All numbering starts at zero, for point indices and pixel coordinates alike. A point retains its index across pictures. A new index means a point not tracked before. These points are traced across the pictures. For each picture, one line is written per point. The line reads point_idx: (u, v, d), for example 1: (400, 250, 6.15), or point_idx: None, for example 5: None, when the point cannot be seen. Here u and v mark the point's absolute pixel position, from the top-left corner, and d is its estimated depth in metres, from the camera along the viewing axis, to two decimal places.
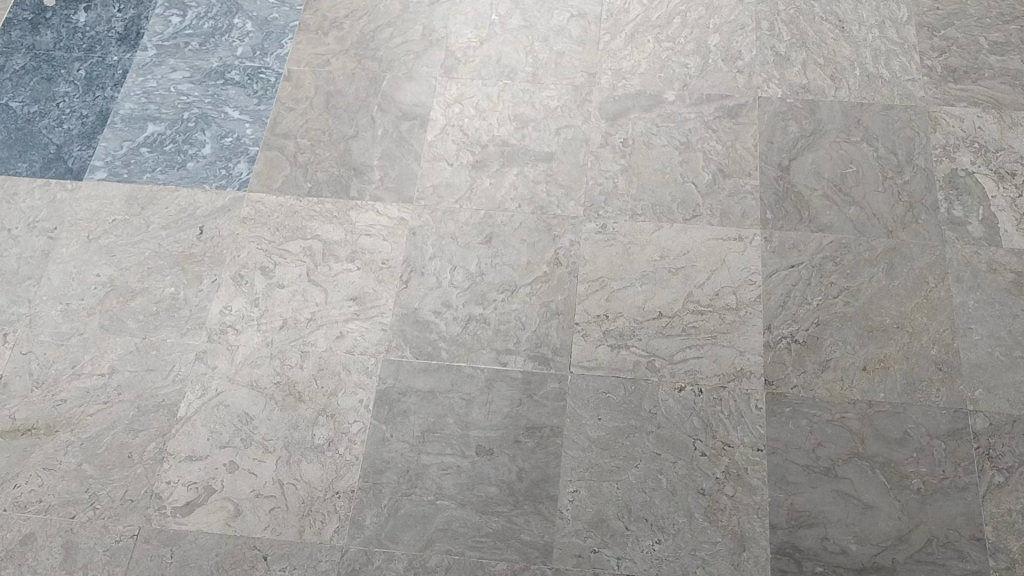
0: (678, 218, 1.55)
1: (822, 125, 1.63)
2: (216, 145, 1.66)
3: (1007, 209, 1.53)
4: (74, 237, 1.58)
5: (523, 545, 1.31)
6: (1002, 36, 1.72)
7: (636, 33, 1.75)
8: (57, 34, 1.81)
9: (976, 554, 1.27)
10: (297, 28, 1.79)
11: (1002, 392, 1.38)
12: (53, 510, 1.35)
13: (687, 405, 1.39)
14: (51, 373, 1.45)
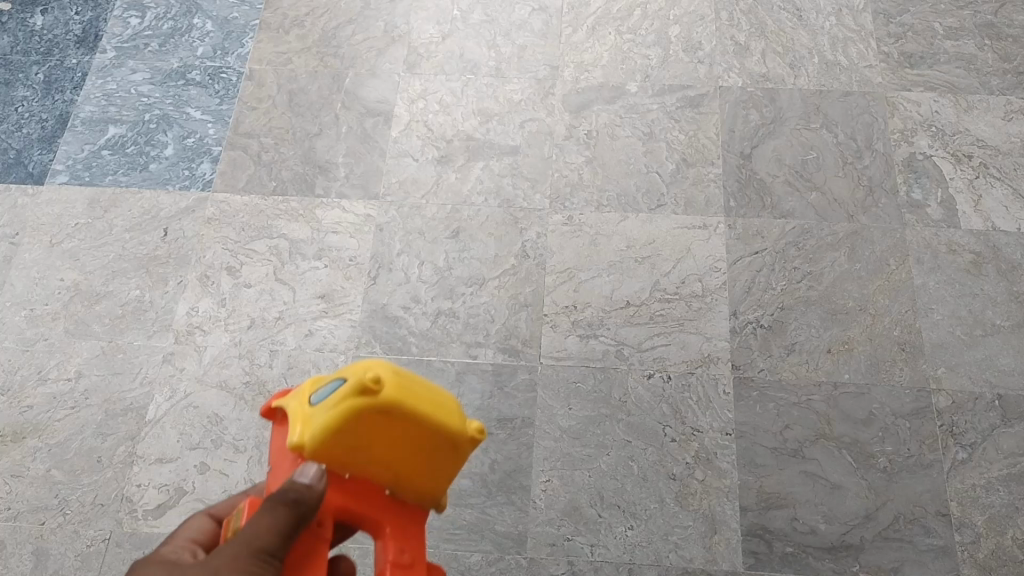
0: (643, 208, 1.56)
1: (783, 113, 1.65)
2: (179, 146, 1.65)
3: (964, 191, 1.56)
4: (37, 242, 1.56)
5: (497, 535, 1.31)
6: (956, 21, 1.75)
7: (598, 26, 1.76)
8: (14, 38, 1.79)
9: (942, 529, 1.30)
10: (258, 27, 1.78)
11: (963, 370, 1.40)
12: (22, 517, 1.33)
13: (656, 393, 1.41)
14: (17, 380, 1.44)
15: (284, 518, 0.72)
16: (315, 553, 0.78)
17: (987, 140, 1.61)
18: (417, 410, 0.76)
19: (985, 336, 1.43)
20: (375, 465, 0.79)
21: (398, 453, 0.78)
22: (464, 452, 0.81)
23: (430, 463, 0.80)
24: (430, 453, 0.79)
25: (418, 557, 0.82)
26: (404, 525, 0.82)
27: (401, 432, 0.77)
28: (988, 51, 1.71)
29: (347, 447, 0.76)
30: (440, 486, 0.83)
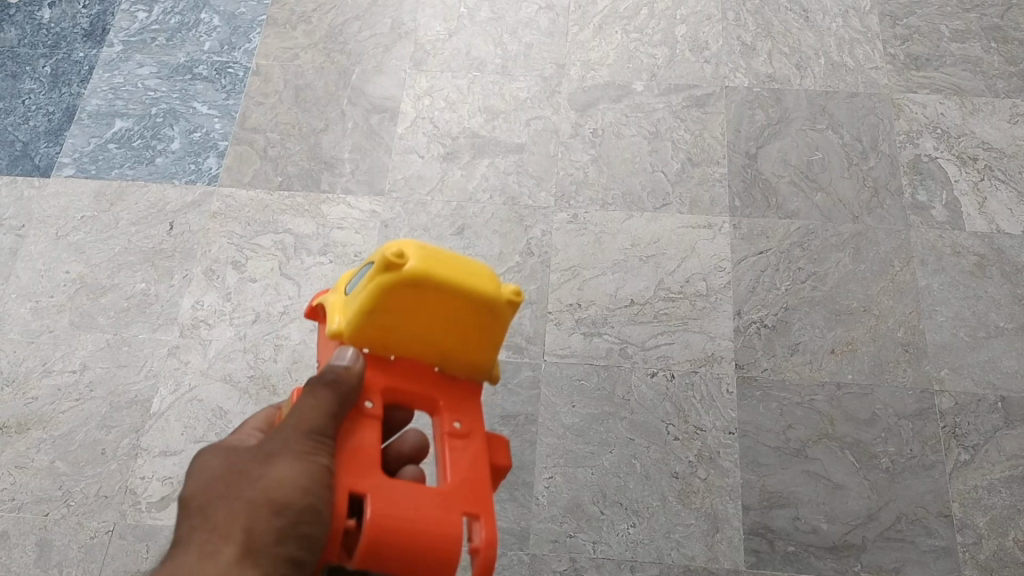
0: (648, 207, 1.56)
1: (788, 113, 1.65)
2: (185, 140, 1.65)
3: (969, 193, 1.56)
4: (43, 234, 1.56)
5: (499, 531, 1.32)
6: (962, 24, 1.75)
7: (604, 25, 1.76)
8: (21, 31, 1.79)
9: (944, 530, 1.30)
10: (265, 23, 1.79)
11: (966, 372, 1.41)
12: (26, 508, 1.34)
13: (660, 391, 1.41)
14: (22, 371, 1.44)
15: (329, 398, 0.80)
16: (367, 428, 0.82)
17: (992, 142, 1.61)
18: (439, 278, 0.82)
19: (988, 338, 1.43)
20: (415, 341, 0.86)
21: (432, 325, 0.85)
22: (502, 315, 0.85)
23: (468, 332, 0.86)
24: (466, 322, 0.85)
25: (475, 425, 0.87)
26: (457, 399, 0.88)
27: (428, 303, 0.83)
28: (995, 54, 1.71)
29: (382, 325, 0.85)
30: (489, 355, 0.88)
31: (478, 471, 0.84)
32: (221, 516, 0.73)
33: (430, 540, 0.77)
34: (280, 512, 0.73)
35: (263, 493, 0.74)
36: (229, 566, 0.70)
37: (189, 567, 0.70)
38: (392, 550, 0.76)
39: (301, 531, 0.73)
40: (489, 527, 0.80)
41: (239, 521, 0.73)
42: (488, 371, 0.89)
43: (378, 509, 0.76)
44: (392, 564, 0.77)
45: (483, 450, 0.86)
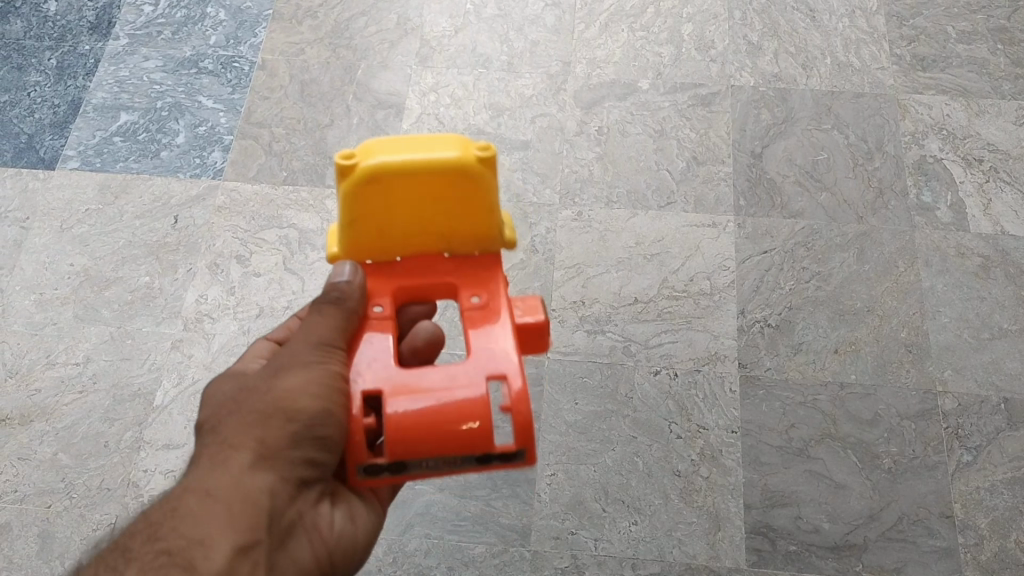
0: (652, 206, 1.56)
1: (794, 113, 1.65)
2: (190, 134, 1.65)
3: (974, 195, 1.56)
4: (47, 227, 1.57)
5: (501, 528, 1.32)
6: (969, 26, 1.75)
7: (611, 22, 1.76)
8: (27, 23, 1.80)
9: (946, 531, 1.30)
10: (271, 17, 1.79)
11: (970, 373, 1.41)
12: (28, 500, 1.34)
13: (663, 389, 1.41)
14: (26, 363, 1.44)
15: (335, 315, 0.82)
16: (379, 330, 0.85)
17: (998, 144, 1.61)
18: (407, 162, 0.84)
19: (992, 339, 1.43)
20: (413, 234, 0.88)
21: (423, 208, 0.87)
22: (483, 176, 0.86)
23: (461, 204, 0.87)
24: (453, 193, 0.86)
25: (501, 295, 0.87)
26: (477, 278, 0.89)
27: (407, 189, 0.85)
28: (1001, 55, 1.71)
29: (373, 230, 0.88)
30: (491, 222, 0.89)
31: (505, 336, 0.83)
32: (232, 427, 0.76)
33: (455, 408, 0.76)
34: (291, 417, 0.76)
35: (274, 402, 0.77)
36: (245, 472, 0.73)
37: (204, 480, 0.72)
38: (417, 428, 0.76)
39: (316, 432, 0.76)
40: (518, 380, 0.79)
41: (251, 429, 0.76)
42: (499, 239, 0.90)
43: (396, 395, 0.78)
44: (421, 442, 0.76)
45: (510, 317, 0.85)
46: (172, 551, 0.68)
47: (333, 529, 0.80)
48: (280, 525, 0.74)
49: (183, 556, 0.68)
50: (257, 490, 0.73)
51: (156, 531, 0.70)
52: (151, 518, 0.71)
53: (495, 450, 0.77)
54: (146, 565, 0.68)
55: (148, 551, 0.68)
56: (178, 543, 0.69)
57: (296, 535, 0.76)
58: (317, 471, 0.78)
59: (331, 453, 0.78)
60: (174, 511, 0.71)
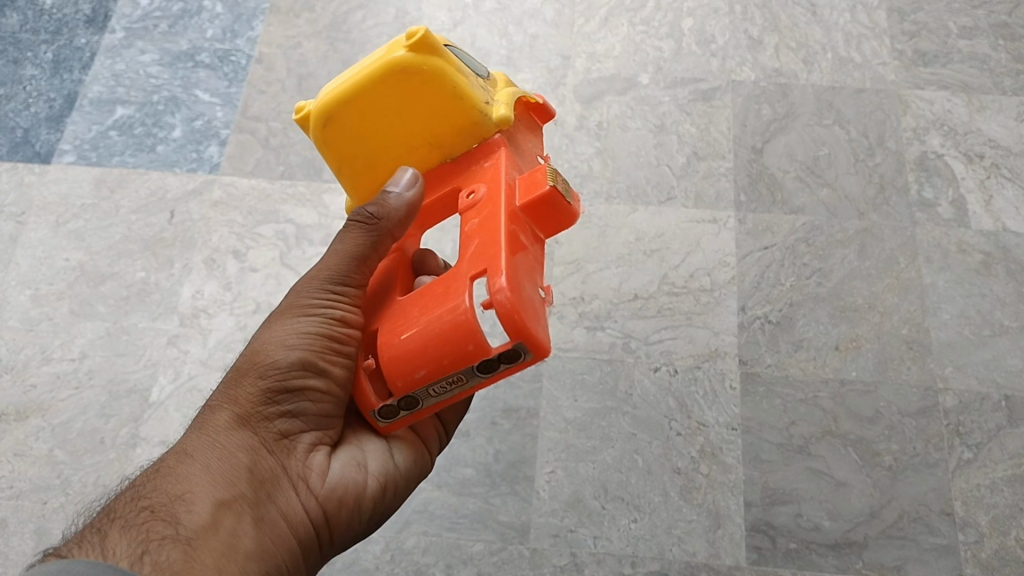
0: (652, 201, 1.55)
1: (795, 108, 1.64)
2: (187, 128, 1.64)
3: (975, 191, 1.55)
4: (43, 221, 1.56)
5: (500, 525, 1.31)
6: (970, 20, 1.73)
7: (611, 16, 1.75)
8: (23, 17, 1.78)
9: (946, 528, 1.29)
10: (268, 10, 1.77)
11: (971, 370, 1.40)
12: (23, 496, 1.33)
13: (663, 386, 1.40)
14: (21, 359, 1.43)
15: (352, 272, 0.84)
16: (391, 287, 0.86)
17: (999, 140, 1.60)
18: (348, 87, 0.81)
19: (993, 337, 1.42)
20: (400, 156, 0.85)
21: (391, 125, 0.83)
22: (424, 64, 0.79)
23: (423, 103, 0.82)
24: (406, 96, 0.81)
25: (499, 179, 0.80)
26: (477, 174, 0.83)
27: (365, 112, 0.82)
28: (1002, 51, 1.70)
29: (360, 168, 0.86)
30: (461, 106, 0.81)
31: (498, 221, 0.76)
32: (217, 393, 0.83)
33: (437, 332, 0.73)
34: (264, 375, 0.81)
35: (250, 359, 0.83)
36: (223, 431, 0.79)
37: (188, 442, 0.78)
38: (408, 358, 0.75)
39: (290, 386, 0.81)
40: (498, 273, 0.71)
41: (233, 391, 0.82)
42: (485, 120, 0.83)
43: (393, 327, 0.77)
44: (417, 369, 0.75)
45: (506, 199, 0.78)
46: (155, 506, 0.72)
47: (327, 482, 0.83)
48: (263, 476, 0.79)
49: (167, 509, 0.72)
50: (234, 446, 0.78)
51: (140, 491, 0.74)
52: (137, 482, 0.75)
53: (496, 353, 0.72)
54: (130, 521, 0.70)
55: (133, 509, 0.72)
56: (162, 497, 0.73)
57: (284, 488, 0.80)
58: (299, 424, 0.83)
59: (312, 404, 0.82)
60: (157, 472, 0.75)
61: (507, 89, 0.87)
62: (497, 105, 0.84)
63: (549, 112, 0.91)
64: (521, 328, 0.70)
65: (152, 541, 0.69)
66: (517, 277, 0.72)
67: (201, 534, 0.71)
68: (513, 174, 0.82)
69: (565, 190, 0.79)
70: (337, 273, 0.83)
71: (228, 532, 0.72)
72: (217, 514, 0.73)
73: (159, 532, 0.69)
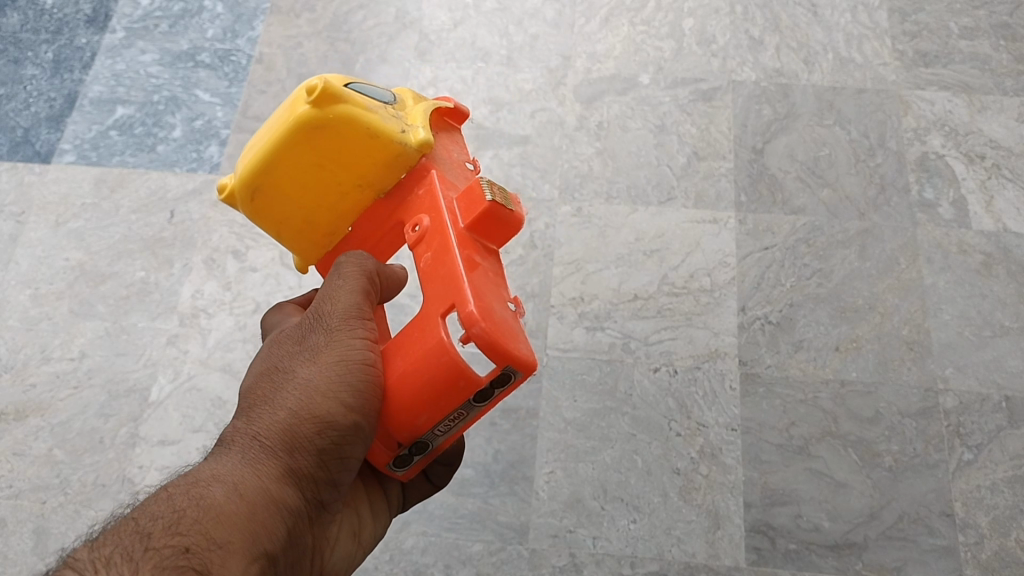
0: (652, 201, 1.55)
1: (796, 109, 1.64)
2: (187, 128, 1.64)
3: (976, 192, 1.55)
4: (43, 221, 1.56)
5: (499, 526, 1.31)
6: (971, 21, 1.73)
7: (611, 16, 1.75)
8: (24, 17, 1.78)
9: (946, 529, 1.29)
10: (268, 10, 1.77)
11: (972, 371, 1.39)
12: (23, 496, 1.33)
13: (662, 386, 1.40)
14: (21, 358, 1.43)
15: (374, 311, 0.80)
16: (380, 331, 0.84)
17: (1000, 141, 1.60)
18: (262, 156, 0.78)
19: (993, 337, 1.42)
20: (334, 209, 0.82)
21: (317, 181, 0.79)
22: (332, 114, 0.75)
23: (339, 153, 0.78)
24: (320, 150, 0.77)
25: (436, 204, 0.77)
26: (415, 205, 0.80)
27: (290, 177, 0.79)
28: (1003, 51, 1.69)
29: (296, 230, 0.83)
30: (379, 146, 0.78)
31: (448, 255, 0.74)
32: (266, 422, 0.71)
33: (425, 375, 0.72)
34: (322, 429, 0.72)
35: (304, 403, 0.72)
36: (272, 478, 0.69)
37: (233, 473, 0.67)
38: (404, 409, 0.74)
39: (341, 451, 0.73)
40: (466, 303, 0.70)
41: (286, 431, 0.71)
42: (406, 149, 0.78)
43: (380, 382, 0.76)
44: (418, 417, 0.74)
45: (450, 228, 0.76)
46: (192, 547, 0.61)
47: (327, 554, 0.78)
48: (295, 541, 0.70)
49: (208, 557, 0.61)
50: (283, 501, 0.69)
51: (179, 520, 0.62)
52: (176, 503, 0.63)
53: (486, 384, 0.72)
54: (163, 561, 0.59)
55: (169, 542, 0.60)
56: (206, 541, 0.62)
57: (300, 559, 0.72)
58: (335, 489, 0.75)
59: (347, 472, 0.75)
60: (201, 500, 0.64)
61: (419, 105, 0.83)
62: (416, 129, 0.79)
63: (464, 115, 0.88)
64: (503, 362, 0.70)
65: None
66: (485, 299, 0.72)
67: None
68: (451, 194, 0.79)
69: (504, 198, 0.77)
70: (351, 310, 0.77)
71: None
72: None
73: None
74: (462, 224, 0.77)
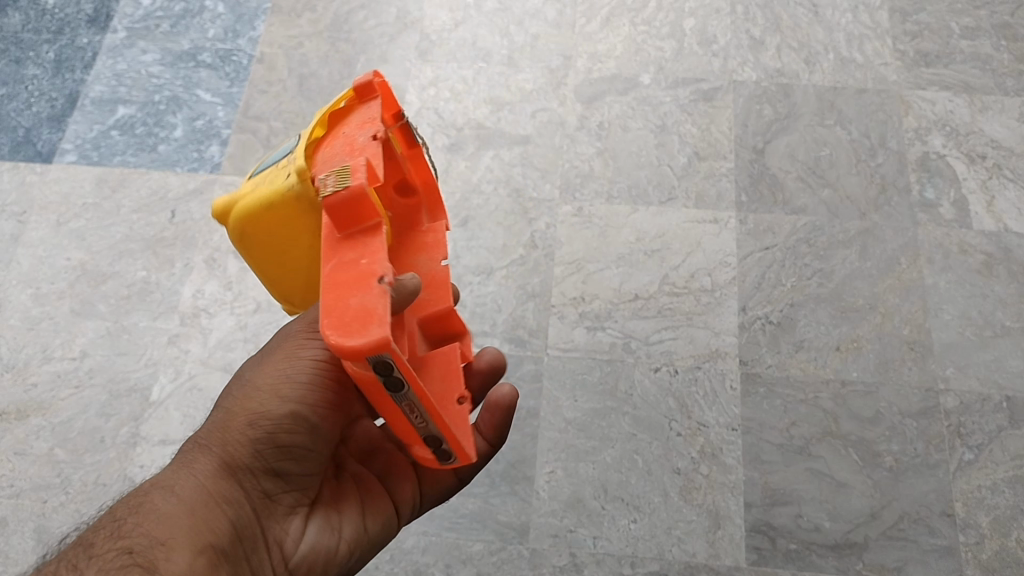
0: (653, 201, 1.55)
1: (797, 109, 1.64)
2: (188, 128, 1.64)
3: (977, 192, 1.55)
4: (44, 221, 1.56)
5: (500, 525, 1.31)
6: (972, 21, 1.73)
7: (612, 16, 1.75)
8: (25, 17, 1.78)
9: (946, 530, 1.29)
10: (270, 10, 1.77)
11: (973, 371, 1.39)
12: (24, 495, 1.33)
13: (663, 386, 1.40)
14: (22, 358, 1.43)
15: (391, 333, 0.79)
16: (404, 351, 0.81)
17: (1001, 141, 1.60)
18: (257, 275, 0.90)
19: (994, 337, 1.42)
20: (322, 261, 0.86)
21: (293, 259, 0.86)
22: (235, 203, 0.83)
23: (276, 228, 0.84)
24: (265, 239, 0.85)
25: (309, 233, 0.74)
26: None
27: (280, 274, 0.88)
28: (1005, 51, 1.69)
29: None
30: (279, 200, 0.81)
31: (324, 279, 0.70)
32: (211, 432, 0.81)
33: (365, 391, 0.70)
34: (255, 423, 0.80)
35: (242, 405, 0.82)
36: (216, 476, 0.78)
37: (173, 479, 0.77)
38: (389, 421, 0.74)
39: (279, 440, 0.81)
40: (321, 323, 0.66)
41: (228, 433, 0.80)
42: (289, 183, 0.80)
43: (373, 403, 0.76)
44: (396, 423, 0.72)
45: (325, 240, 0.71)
46: (135, 548, 0.70)
47: (301, 548, 0.81)
48: (243, 533, 0.77)
49: (147, 552, 0.69)
50: (224, 495, 0.77)
51: (122, 529, 0.72)
52: (118, 515, 0.73)
53: (380, 379, 0.66)
54: (108, 563, 0.68)
55: (113, 546, 0.70)
56: (143, 539, 0.71)
57: (259, 551, 0.79)
58: (284, 482, 0.82)
59: (296, 462, 0.82)
60: (140, 507, 0.74)
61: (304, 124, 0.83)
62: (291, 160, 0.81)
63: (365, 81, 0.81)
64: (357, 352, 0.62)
65: None
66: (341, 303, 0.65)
67: None
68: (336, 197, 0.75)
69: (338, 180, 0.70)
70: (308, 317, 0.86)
71: None
72: (196, 567, 0.71)
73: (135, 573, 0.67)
74: (330, 232, 0.71)
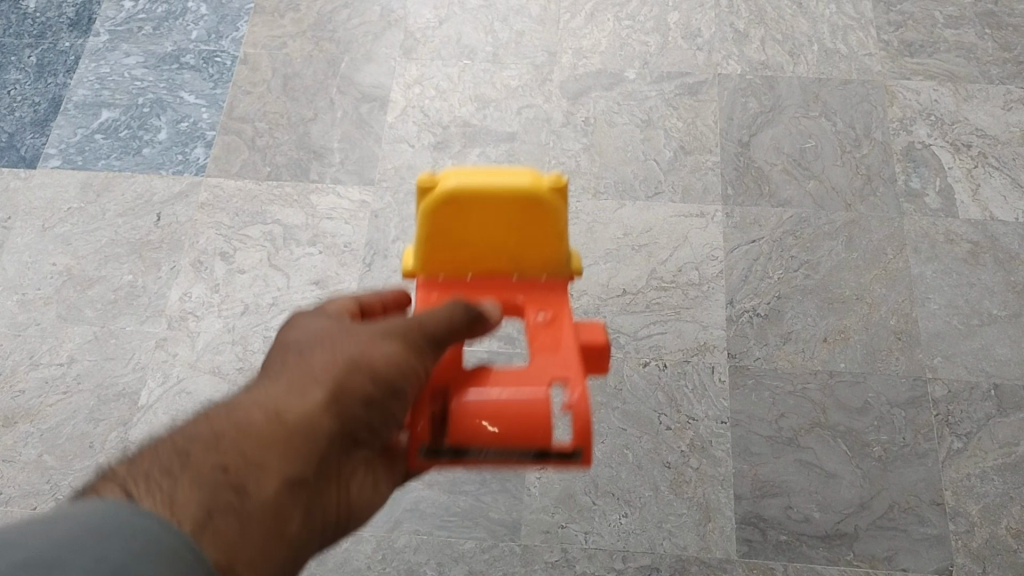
0: (640, 196, 1.56)
1: (782, 101, 1.64)
2: (172, 130, 1.64)
3: (963, 180, 1.55)
4: (29, 226, 1.55)
5: (491, 523, 1.31)
6: (956, 10, 1.74)
7: (596, 12, 1.75)
8: (6, 21, 1.78)
9: (937, 518, 1.29)
10: (253, 10, 1.77)
11: (960, 360, 1.40)
12: (12, 502, 1.32)
13: (652, 380, 1.40)
14: (9, 364, 1.43)
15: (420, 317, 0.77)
16: None
17: (986, 129, 1.60)
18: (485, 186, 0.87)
19: (982, 326, 1.42)
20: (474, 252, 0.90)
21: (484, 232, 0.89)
22: (556, 206, 0.88)
23: (515, 227, 0.89)
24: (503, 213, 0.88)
25: (558, 327, 0.86)
26: (544, 300, 0.90)
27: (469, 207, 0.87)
28: (988, 40, 1.70)
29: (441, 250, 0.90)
30: (562, 248, 0.90)
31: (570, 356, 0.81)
32: (311, 362, 0.69)
33: (515, 407, 0.75)
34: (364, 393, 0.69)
35: (358, 353, 0.70)
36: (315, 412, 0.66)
37: (270, 398, 0.66)
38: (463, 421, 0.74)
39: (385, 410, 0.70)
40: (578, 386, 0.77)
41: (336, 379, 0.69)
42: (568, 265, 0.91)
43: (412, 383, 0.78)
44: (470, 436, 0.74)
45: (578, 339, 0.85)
46: (229, 467, 0.60)
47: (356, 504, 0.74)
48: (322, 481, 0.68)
49: (242, 475, 0.60)
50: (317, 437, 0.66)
51: (216, 436, 0.61)
52: (214, 425, 0.62)
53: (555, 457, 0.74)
54: (203, 479, 0.58)
55: (209, 461, 0.59)
56: (237, 458, 0.61)
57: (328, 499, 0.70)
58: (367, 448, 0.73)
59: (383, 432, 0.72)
60: (236, 423, 0.62)
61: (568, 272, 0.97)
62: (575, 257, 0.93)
63: None
64: (546, 424, 0.74)
65: (218, 509, 0.57)
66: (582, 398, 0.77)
67: (263, 520, 0.60)
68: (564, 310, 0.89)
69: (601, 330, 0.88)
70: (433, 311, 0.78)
71: (284, 527, 0.62)
72: (282, 506, 0.62)
73: (226, 500, 0.58)
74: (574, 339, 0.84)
